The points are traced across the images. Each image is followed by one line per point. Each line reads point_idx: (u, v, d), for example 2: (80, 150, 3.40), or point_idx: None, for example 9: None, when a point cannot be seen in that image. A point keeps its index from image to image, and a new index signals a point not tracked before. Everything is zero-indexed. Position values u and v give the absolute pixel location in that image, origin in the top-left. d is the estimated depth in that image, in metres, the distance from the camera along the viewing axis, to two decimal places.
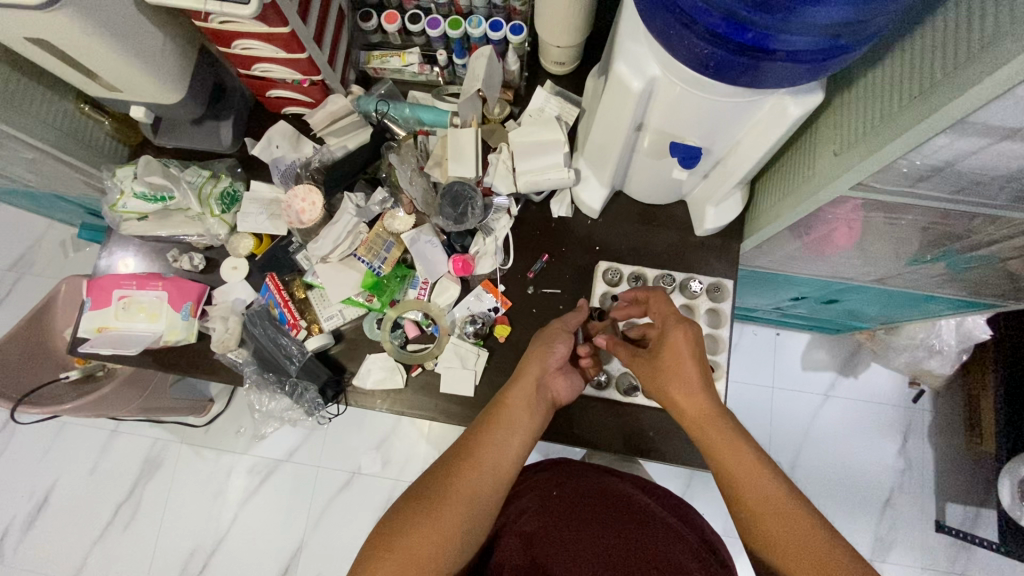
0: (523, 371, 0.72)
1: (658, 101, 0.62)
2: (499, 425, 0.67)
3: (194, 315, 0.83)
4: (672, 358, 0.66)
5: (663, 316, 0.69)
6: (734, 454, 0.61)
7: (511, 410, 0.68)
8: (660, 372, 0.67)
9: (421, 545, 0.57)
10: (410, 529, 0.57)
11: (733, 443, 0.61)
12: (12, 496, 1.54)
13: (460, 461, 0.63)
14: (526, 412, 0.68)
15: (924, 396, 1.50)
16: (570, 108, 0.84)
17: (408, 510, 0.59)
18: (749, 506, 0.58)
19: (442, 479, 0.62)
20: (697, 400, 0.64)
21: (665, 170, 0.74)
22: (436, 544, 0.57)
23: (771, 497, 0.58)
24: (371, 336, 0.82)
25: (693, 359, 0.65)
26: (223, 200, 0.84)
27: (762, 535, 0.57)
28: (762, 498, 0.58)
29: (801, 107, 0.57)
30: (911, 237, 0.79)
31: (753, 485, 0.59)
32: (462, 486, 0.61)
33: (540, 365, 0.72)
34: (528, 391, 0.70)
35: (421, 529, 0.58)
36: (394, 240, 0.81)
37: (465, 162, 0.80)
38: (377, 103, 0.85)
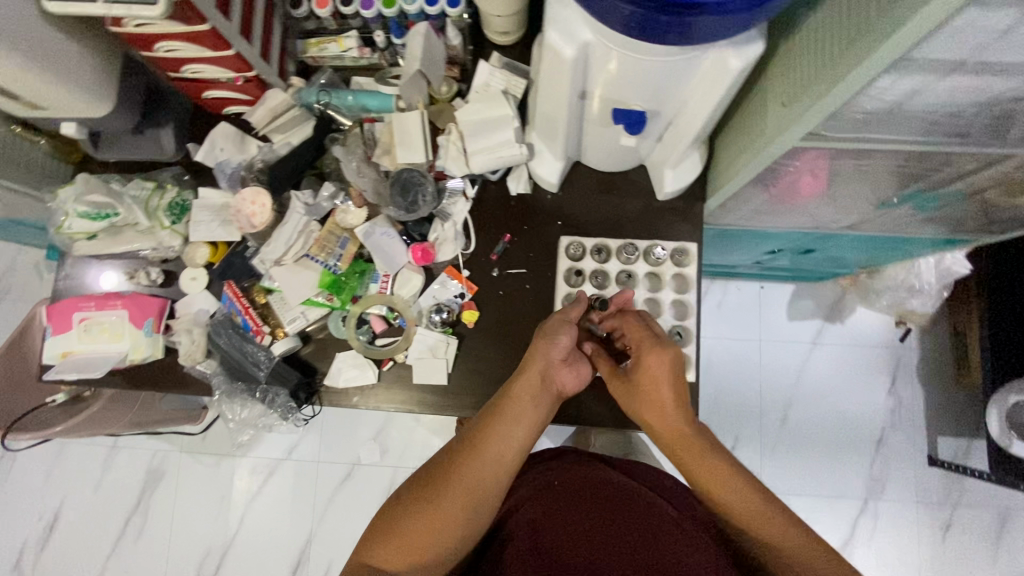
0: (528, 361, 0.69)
1: (596, 66, 0.59)
2: (503, 417, 0.65)
3: (158, 330, 0.82)
4: (649, 385, 0.67)
5: (639, 341, 0.69)
6: (711, 468, 0.63)
7: (516, 404, 0.66)
8: (637, 395, 0.68)
9: (420, 534, 0.60)
10: (410, 519, 0.61)
11: (708, 457, 0.64)
12: (21, 519, 1.56)
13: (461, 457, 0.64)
14: (530, 406, 0.66)
15: (911, 334, 1.50)
16: (516, 79, 0.80)
17: (410, 500, 0.63)
18: (731, 513, 0.63)
19: (442, 472, 0.63)
20: (670, 420, 0.66)
21: (615, 138, 0.72)
22: (435, 535, 0.60)
23: (751, 508, 0.61)
24: (338, 334, 0.80)
25: (670, 381, 0.66)
26: (172, 211, 0.83)
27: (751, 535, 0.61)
28: (742, 506, 0.62)
29: (741, 59, 0.55)
30: (876, 181, 0.77)
31: (731, 496, 0.62)
32: (461, 482, 0.62)
33: (546, 358, 0.69)
34: (533, 384, 0.67)
35: (420, 522, 0.61)
36: (348, 236, 0.79)
37: (413, 148, 0.78)
38: (319, 94, 0.83)
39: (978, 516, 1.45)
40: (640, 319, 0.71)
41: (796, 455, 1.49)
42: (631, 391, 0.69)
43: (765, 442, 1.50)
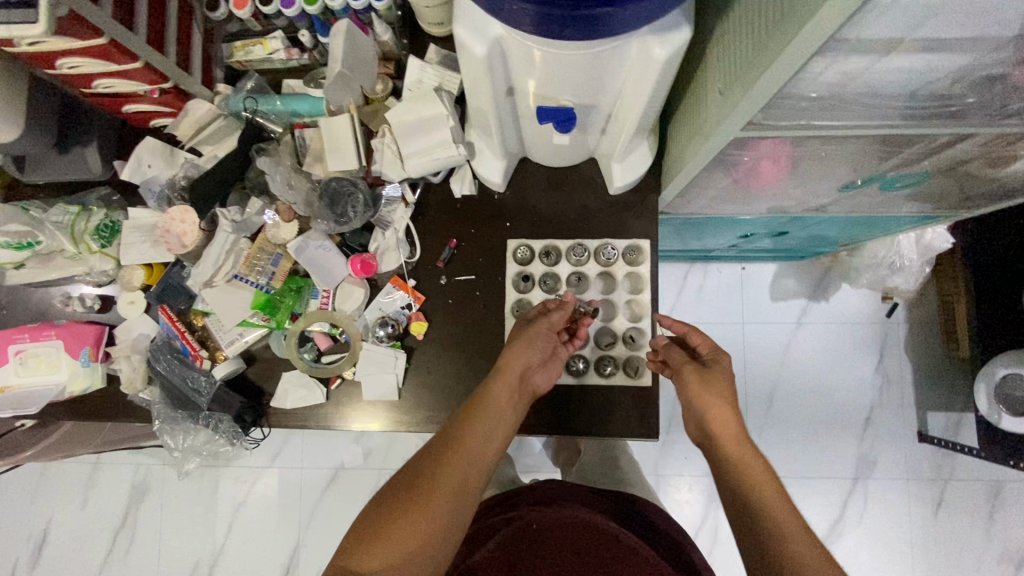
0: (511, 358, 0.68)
1: (516, 62, 0.55)
2: (482, 417, 0.63)
3: (96, 359, 0.79)
4: (722, 379, 0.67)
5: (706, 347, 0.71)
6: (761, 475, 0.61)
7: (497, 401, 0.64)
8: (707, 386, 0.66)
9: (409, 539, 0.55)
10: (396, 524, 0.55)
11: (761, 465, 0.62)
12: (12, 539, 1.57)
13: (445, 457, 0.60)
14: (510, 405, 0.65)
15: (898, 309, 1.46)
16: (451, 75, 0.75)
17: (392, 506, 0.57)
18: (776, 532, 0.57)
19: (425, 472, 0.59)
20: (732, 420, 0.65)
21: (551, 135, 0.67)
22: (425, 540, 0.55)
23: (790, 527, 0.57)
24: (281, 353, 0.77)
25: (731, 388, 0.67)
26: (100, 234, 0.79)
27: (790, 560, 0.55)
28: (787, 526, 0.57)
29: (666, 47, 0.51)
30: (837, 164, 0.72)
31: (775, 516, 0.58)
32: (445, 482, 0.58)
33: (529, 353, 0.68)
34: (512, 384, 0.66)
35: (408, 526, 0.55)
36: (281, 252, 0.76)
37: (344, 155, 0.74)
38: (246, 100, 0.78)
39: (971, 491, 1.42)
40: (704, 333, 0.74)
41: (785, 437, 1.46)
42: (704, 382, 0.66)
43: (751, 427, 1.47)
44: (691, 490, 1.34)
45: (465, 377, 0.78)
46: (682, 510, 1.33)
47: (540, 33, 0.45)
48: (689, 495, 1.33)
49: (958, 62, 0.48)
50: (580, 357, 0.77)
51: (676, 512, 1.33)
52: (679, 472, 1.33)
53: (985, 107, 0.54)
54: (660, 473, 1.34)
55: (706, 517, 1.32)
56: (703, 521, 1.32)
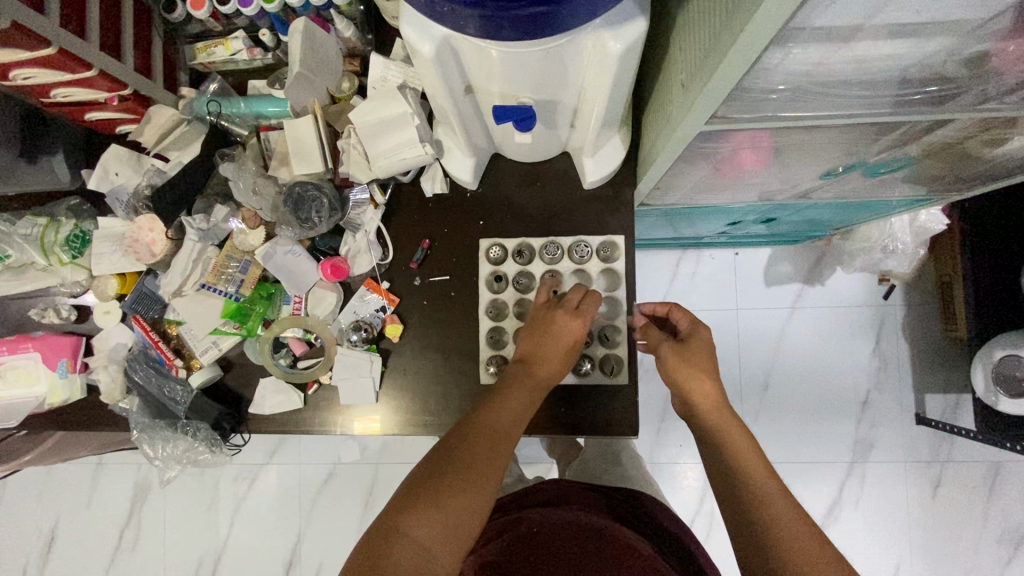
0: (541, 352, 0.69)
1: (468, 61, 0.53)
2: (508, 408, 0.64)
3: (74, 370, 0.78)
4: (699, 354, 0.69)
5: (682, 317, 0.73)
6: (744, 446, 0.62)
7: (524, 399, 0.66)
8: (686, 361, 0.68)
9: (459, 519, 0.55)
10: (444, 499, 0.55)
11: (740, 432, 0.64)
12: (22, 537, 1.61)
13: (489, 444, 0.61)
14: (538, 398, 0.67)
15: (896, 291, 1.44)
16: (414, 71, 0.73)
17: (437, 485, 0.56)
18: (752, 492, 0.58)
19: (468, 454, 0.59)
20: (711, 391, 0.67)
21: (515, 132, 0.66)
22: (472, 521, 0.56)
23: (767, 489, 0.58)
24: (257, 360, 0.77)
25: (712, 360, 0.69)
26: (71, 245, 0.78)
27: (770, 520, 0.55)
28: (766, 491, 0.58)
29: (621, 41, 0.49)
30: (817, 153, 0.70)
31: (758, 481, 0.59)
32: (490, 466, 0.59)
33: (562, 353, 0.70)
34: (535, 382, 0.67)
35: (460, 504, 0.55)
36: (250, 258, 0.75)
37: (309, 159, 0.73)
38: (209, 103, 0.77)
39: (970, 472, 1.41)
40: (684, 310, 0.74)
41: (782, 423, 1.45)
42: (683, 361, 0.68)
43: (747, 414, 1.46)
44: (687, 477, 1.33)
45: (441, 380, 0.77)
46: (679, 497, 1.33)
47: (484, 35, 0.44)
48: (686, 481, 1.33)
49: (926, 48, 0.46)
50: None
51: (673, 499, 1.33)
52: (675, 459, 1.33)
53: (964, 92, 0.52)
54: (656, 461, 1.34)
55: (702, 504, 1.32)
56: (700, 507, 1.32)
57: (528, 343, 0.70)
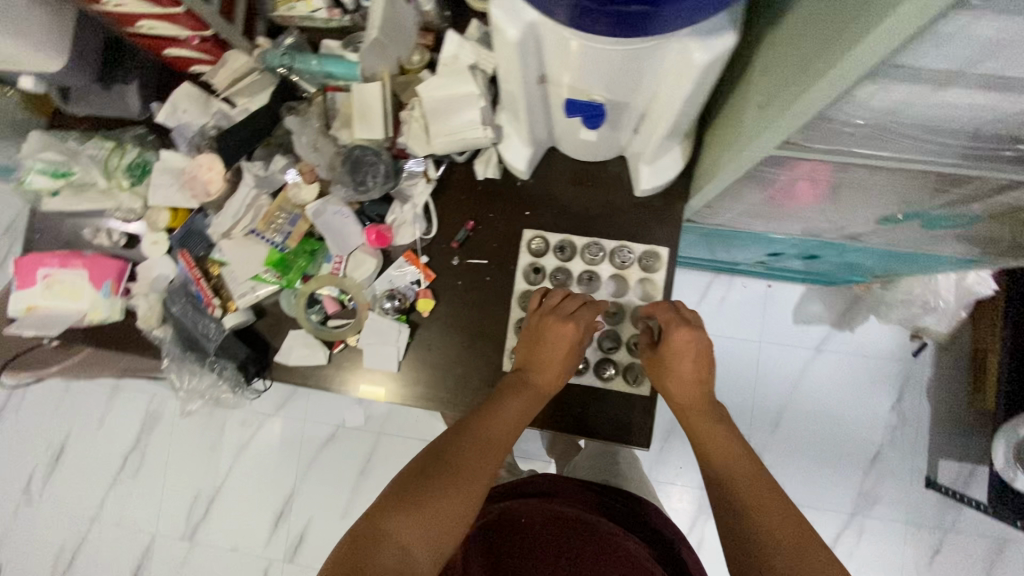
0: (535, 360, 0.71)
1: (550, 51, 0.53)
2: (497, 416, 0.67)
3: (116, 293, 0.81)
4: (683, 359, 0.69)
5: (665, 317, 0.71)
6: (722, 442, 0.65)
7: (516, 408, 0.68)
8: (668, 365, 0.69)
9: (442, 521, 0.56)
10: (430, 500, 0.56)
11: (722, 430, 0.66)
12: (33, 445, 1.68)
13: (477, 449, 0.63)
14: (531, 407, 0.69)
15: (926, 350, 1.41)
16: (488, 54, 0.73)
17: (426, 483, 0.58)
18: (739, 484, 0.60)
19: (457, 458, 0.61)
20: (693, 392, 0.69)
21: (580, 129, 0.65)
22: (456, 523, 0.57)
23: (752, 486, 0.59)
24: (289, 312, 0.79)
25: (692, 357, 0.69)
26: (133, 172, 0.81)
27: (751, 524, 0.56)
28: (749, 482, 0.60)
29: (707, 52, 0.48)
30: (880, 197, 0.69)
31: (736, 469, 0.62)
32: (478, 470, 0.61)
33: (556, 362, 0.71)
34: (525, 395, 0.69)
35: (446, 503, 0.57)
36: (300, 213, 0.77)
37: (371, 124, 0.74)
38: (282, 57, 0.77)
39: (972, 545, 1.37)
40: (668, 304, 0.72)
41: (787, 462, 1.43)
42: (657, 362, 0.70)
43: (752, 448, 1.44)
44: (680, 500, 1.32)
45: (462, 360, 0.78)
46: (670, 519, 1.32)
47: (573, 25, 0.45)
48: (678, 504, 1.32)
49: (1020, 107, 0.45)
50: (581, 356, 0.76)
51: None
52: (670, 482, 1.32)
53: None
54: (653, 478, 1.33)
55: (692, 529, 1.31)
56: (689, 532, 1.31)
57: (523, 353, 0.73)
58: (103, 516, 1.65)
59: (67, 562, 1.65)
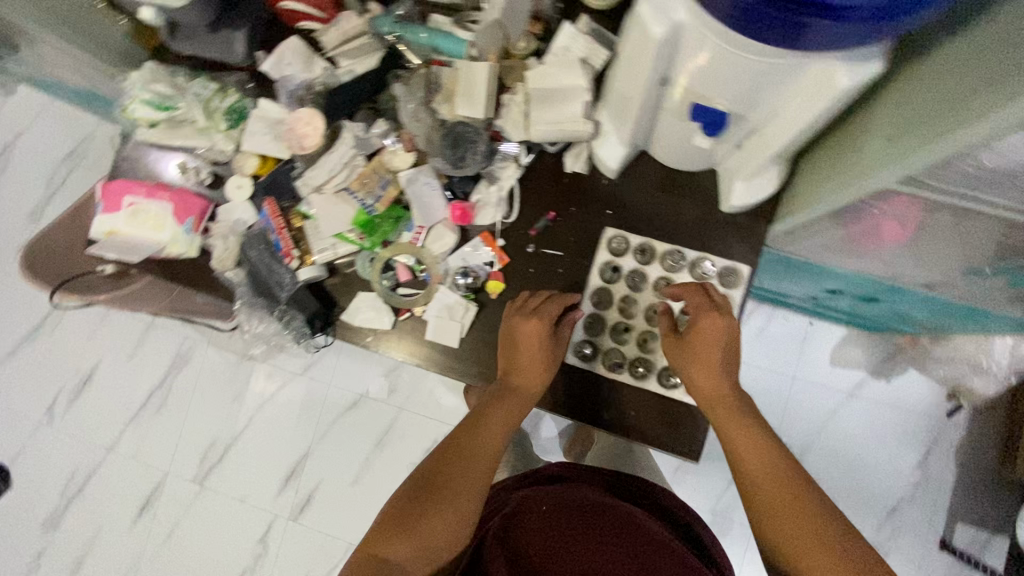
0: (517, 364, 0.72)
1: (684, 56, 0.54)
2: (480, 426, 0.68)
3: (197, 230, 0.83)
4: (712, 347, 0.67)
5: (694, 305, 0.69)
6: (745, 434, 0.65)
7: (500, 413, 0.70)
8: (698, 351, 0.67)
9: (434, 539, 0.59)
10: (419, 523, 0.59)
11: (748, 420, 0.66)
12: (62, 368, 1.72)
13: (461, 463, 0.65)
14: (517, 411, 0.71)
15: (961, 413, 1.39)
16: (599, 49, 0.74)
17: (417, 504, 0.61)
18: (761, 481, 0.63)
19: (444, 475, 0.64)
20: (718, 381, 0.67)
21: (691, 136, 0.66)
22: (448, 538, 0.60)
23: (772, 480, 0.62)
24: (363, 274, 0.80)
25: (722, 346, 0.67)
26: (230, 117, 0.83)
27: (779, 537, 0.59)
28: (772, 479, 0.62)
29: (853, 77, 0.48)
30: (974, 249, 0.68)
31: (758, 464, 0.64)
32: (466, 488, 0.63)
33: (539, 363, 0.72)
34: (507, 400, 0.71)
35: (435, 522, 0.60)
36: (391, 178, 0.79)
37: (474, 102, 0.75)
38: (394, 24, 0.78)
39: None
40: (701, 286, 0.71)
41: None
42: (682, 348, 0.69)
43: None
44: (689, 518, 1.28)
45: None
46: None
47: (728, 21, 0.46)
48: None
49: None
50: (644, 361, 0.76)
51: None
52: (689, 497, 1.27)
53: None
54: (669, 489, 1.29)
55: None
56: None
57: (505, 359, 0.74)
58: (121, 446, 1.68)
59: (79, 486, 1.69)
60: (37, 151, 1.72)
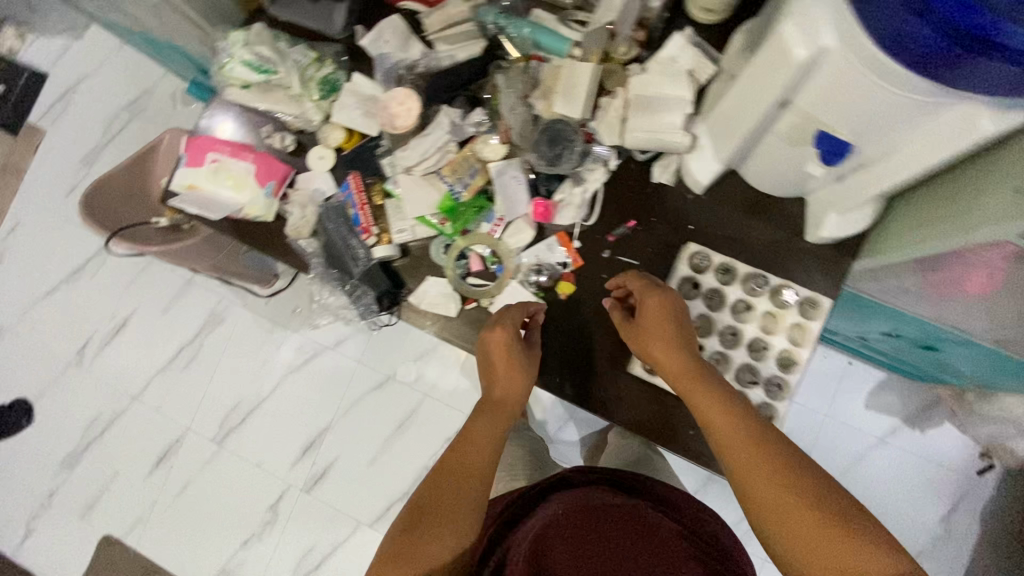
0: (492, 375, 0.73)
1: (818, 82, 0.53)
2: (469, 440, 0.67)
3: (275, 195, 0.84)
4: (663, 322, 0.68)
5: (637, 288, 0.71)
6: (713, 407, 0.62)
7: (486, 421, 0.69)
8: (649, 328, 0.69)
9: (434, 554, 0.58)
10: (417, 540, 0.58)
11: (713, 392, 0.64)
12: (98, 312, 1.74)
13: (454, 477, 0.64)
14: (500, 420, 0.70)
15: (992, 472, 1.37)
16: (706, 64, 0.74)
17: (414, 521, 0.60)
18: (735, 451, 0.58)
19: (437, 492, 0.63)
20: (675, 355, 0.67)
21: (804, 163, 0.64)
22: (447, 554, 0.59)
23: (744, 449, 0.58)
24: (437, 259, 0.80)
25: (672, 321, 0.68)
26: (324, 87, 0.84)
27: (765, 513, 0.54)
28: (746, 449, 0.58)
29: (998, 124, 0.48)
30: None
31: (729, 435, 0.60)
32: (457, 501, 0.62)
33: (509, 368, 0.72)
34: (488, 412, 0.70)
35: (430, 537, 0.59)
36: (480, 167, 0.79)
37: (574, 101, 0.75)
38: (497, 15, 0.79)
39: None
40: (638, 272, 0.74)
41: None
42: (639, 331, 0.70)
43: None
44: None
45: (583, 347, 0.77)
46: None
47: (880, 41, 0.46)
48: None
49: None
50: None
51: None
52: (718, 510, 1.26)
53: None
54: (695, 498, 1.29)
55: None
56: None
57: (484, 375, 0.74)
58: (145, 397, 1.70)
59: (99, 431, 1.71)
60: (99, 97, 1.75)
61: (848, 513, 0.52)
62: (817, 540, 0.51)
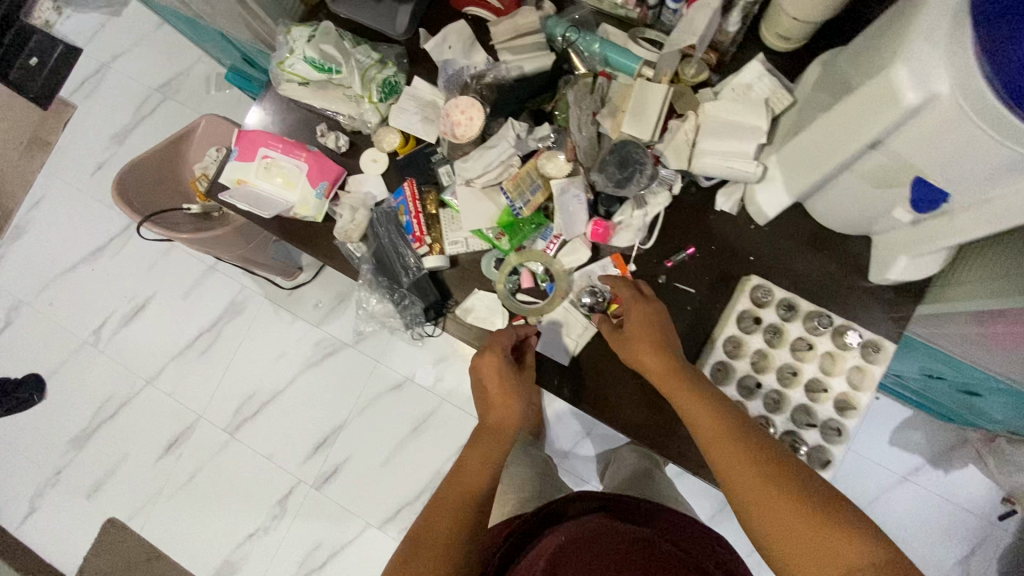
0: (486, 398, 0.73)
1: (919, 127, 0.51)
2: (463, 470, 0.67)
3: (327, 196, 0.82)
4: (649, 328, 0.67)
5: (625, 296, 0.71)
6: (699, 413, 0.61)
7: (482, 448, 0.69)
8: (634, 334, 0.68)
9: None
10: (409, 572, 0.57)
11: (697, 397, 0.62)
12: (117, 292, 1.72)
13: (451, 512, 0.62)
14: (495, 445, 0.69)
15: (1013, 517, 1.34)
16: (783, 94, 0.72)
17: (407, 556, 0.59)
18: (726, 460, 0.57)
19: (432, 526, 0.61)
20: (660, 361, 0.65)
21: (891, 207, 0.62)
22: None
23: (734, 458, 0.57)
24: (488, 273, 0.79)
25: (656, 326, 0.67)
26: (383, 88, 0.81)
27: (765, 525, 0.52)
28: (734, 455, 0.57)
29: None
30: None
31: (718, 442, 0.58)
32: (448, 535, 0.60)
33: (500, 386, 0.72)
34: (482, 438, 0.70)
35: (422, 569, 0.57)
36: (541, 183, 0.77)
37: (643, 123, 0.73)
38: (567, 28, 0.77)
39: None
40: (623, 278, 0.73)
41: None
42: (625, 338, 0.69)
43: None
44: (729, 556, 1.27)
45: (631, 374, 0.74)
46: None
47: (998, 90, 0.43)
48: None
49: None
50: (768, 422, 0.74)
51: None
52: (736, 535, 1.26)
53: None
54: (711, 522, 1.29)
55: None
56: None
57: (480, 400, 0.74)
58: (158, 381, 1.68)
59: (110, 412, 1.69)
60: (132, 76, 1.73)
61: (835, 507, 0.51)
62: (809, 541, 0.50)
